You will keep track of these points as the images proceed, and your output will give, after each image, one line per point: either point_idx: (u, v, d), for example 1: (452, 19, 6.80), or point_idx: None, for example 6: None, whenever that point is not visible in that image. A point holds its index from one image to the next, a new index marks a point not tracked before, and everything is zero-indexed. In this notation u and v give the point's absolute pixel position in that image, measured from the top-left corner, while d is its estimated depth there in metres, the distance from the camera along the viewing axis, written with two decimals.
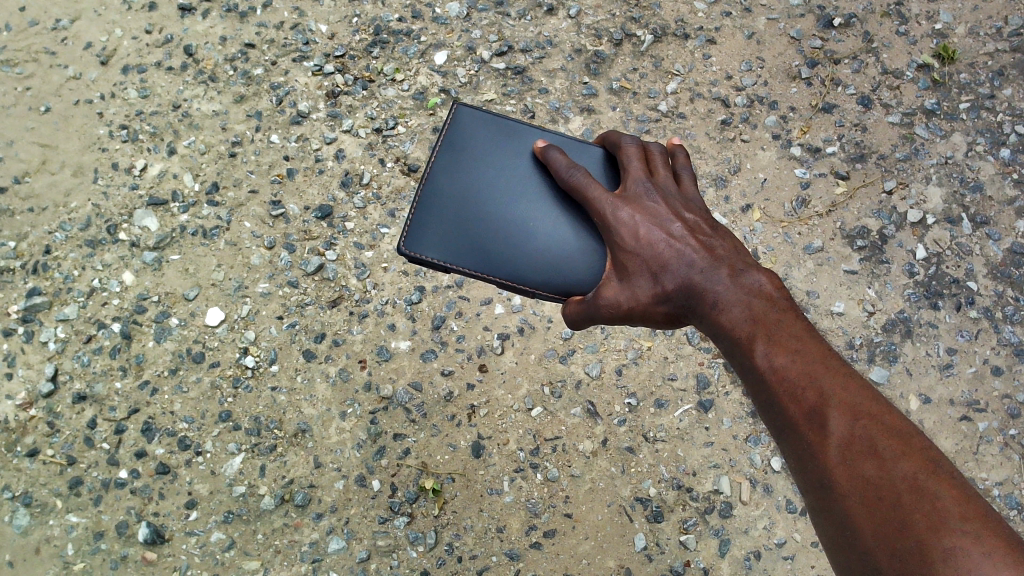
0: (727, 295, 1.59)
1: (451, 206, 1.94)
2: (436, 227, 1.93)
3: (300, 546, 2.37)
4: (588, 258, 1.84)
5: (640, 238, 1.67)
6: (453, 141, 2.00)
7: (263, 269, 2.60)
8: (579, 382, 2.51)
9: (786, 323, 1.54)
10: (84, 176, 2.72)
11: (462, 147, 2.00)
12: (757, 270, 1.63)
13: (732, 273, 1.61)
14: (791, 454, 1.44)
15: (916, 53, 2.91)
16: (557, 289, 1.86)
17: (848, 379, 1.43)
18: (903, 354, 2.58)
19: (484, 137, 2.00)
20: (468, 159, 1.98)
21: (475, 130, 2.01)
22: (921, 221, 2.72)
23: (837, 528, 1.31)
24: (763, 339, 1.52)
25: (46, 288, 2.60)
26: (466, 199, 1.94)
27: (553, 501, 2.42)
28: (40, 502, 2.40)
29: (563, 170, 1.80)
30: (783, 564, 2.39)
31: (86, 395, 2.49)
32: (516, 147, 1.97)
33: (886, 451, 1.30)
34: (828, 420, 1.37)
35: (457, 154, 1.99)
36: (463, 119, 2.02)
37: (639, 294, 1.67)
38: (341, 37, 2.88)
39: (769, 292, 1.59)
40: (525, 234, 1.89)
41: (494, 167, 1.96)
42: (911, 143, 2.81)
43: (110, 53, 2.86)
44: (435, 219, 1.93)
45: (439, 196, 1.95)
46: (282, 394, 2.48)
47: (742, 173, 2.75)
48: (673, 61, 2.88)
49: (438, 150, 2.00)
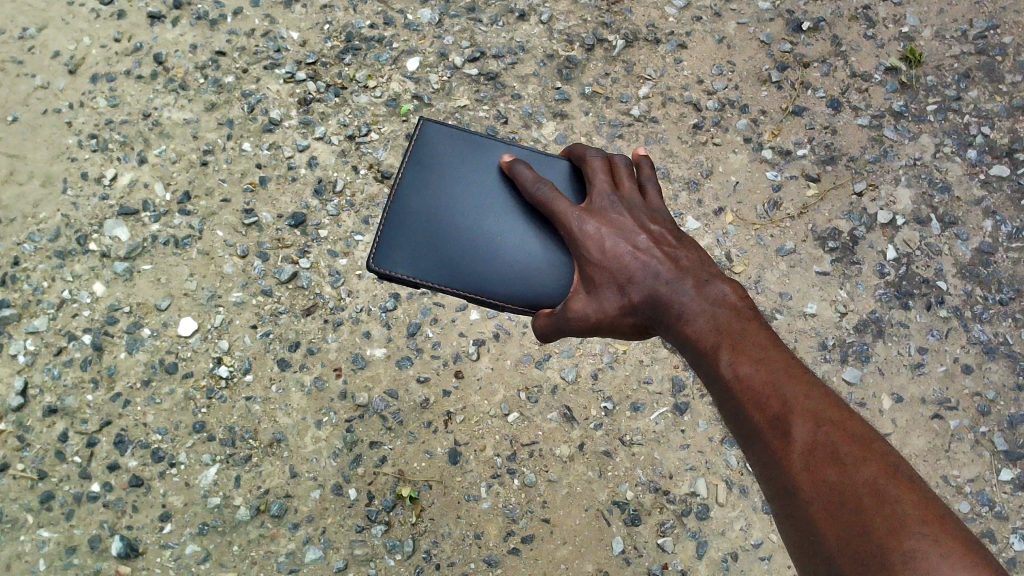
0: (691, 306, 1.61)
1: (420, 221, 1.93)
2: (405, 242, 1.92)
3: (276, 556, 2.35)
4: (557, 272, 1.86)
5: (606, 250, 1.67)
6: (420, 156, 2.00)
7: (236, 279, 2.59)
8: (555, 387, 2.52)
9: (749, 332, 1.55)
10: (52, 187, 2.69)
11: (430, 163, 1.99)
12: (721, 281, 1.65)
13: (697, 284, 1.63)
14: (756, 462, 1.45)
15: (884, 56, 2.95)
16: (526, 302, 1.87)
17: (810, 387, 1.44)
18: (875, 354, 2.60)
19: (452, 152, 2.00)
20: (436, 173, 1.98)
21: (442, 146, 2.01)
22: (891, 222, 2.75)
23: (801, 533, 1.32)
24: (728, 348, 1.54)
25: (15, 300, 2.57)
26: (434, 214, 1.94)
27: (530, 507, 2.41)
28: (10, 517, 2.36)
29: (530, 184, 1.81)
30: (760, 565, 2.40)
31: (56, 408, 2.46)
32: (483, 161, 1.98)
33: (848, 455, 1.31)
34: (791, 427, 1.39)
35: (425, 169, 1.99)
36: (430, 134, 2.02)
37: (606, 305, 1.68)
38: (312, 44, 2.87)
39: (733, 302, 1.61)
40: (494, 248, 1.90)
41: (461, 182, 1.96)
42: (880, 145, 2.84)
43: (78, 62, 2.83)
44: (404, 234, 1.93)
45: (408, 212, 1.94)
46: (257, 404, 2.46)
47: (714, 177, 2.77)
48: (645, 66, 2.90)
49: (406, 166, 1.99)
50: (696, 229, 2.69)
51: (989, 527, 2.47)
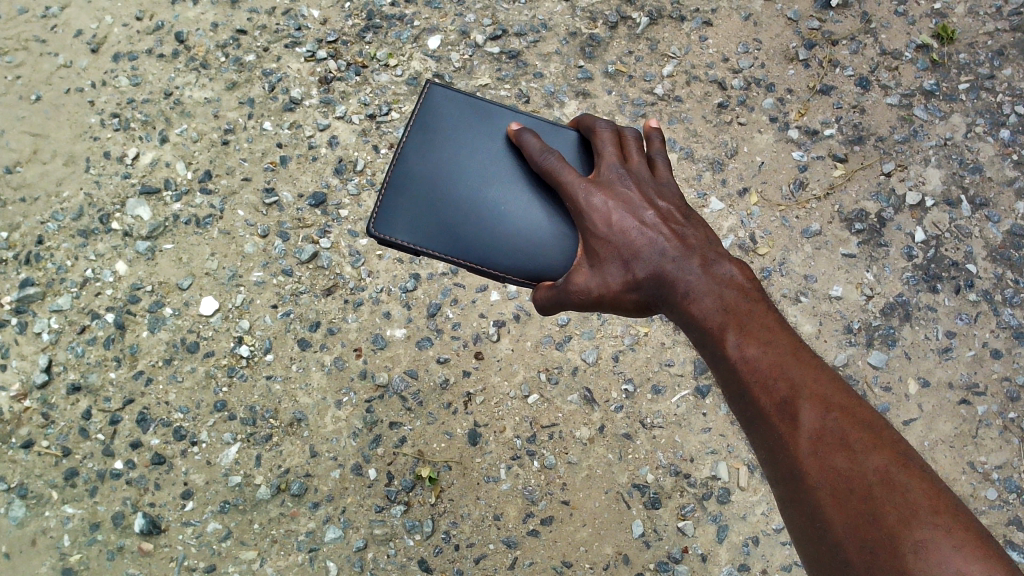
0: (698, 285, 1.58)
1: (423, 188, 1.91)
2: (407, 209, 1.90)
3: (296, 535, 2.36)
4: (560, 243, 1.83)
5: (613, 224, 1.64)
6: (425, 122, 1.97)
7: (257, 258, 2.58)
8: (576, 369, 2.50)
9: (757, 314, 1.53)
10: (75, 166, 2.70)
11: (434, 129, 1.97)
12: (728, 261, 1.62)
13: (704, 263, 1.60)
14: (761, 444, 1.43)
15: (915, 33, 2.88)
16: (527, 274, 1.85)
17: (818, 371, 1.42)
18: (901, 338, 2.56)
19: (457, 119, 1.98)
20: (440, 140, 1.96)
21: (447, 112, 1.99)
22: (920, 204, 2.69)
23: (806, 519, 1.30)
24: (735, 330, 1.51)
25: (39, 279, 2.58)
26: (437, 181, 1.91)
27: (550, 489, 2.41)
28: (36, 493, 2.39)
29: (538, 154, 1.77)
30: (781, 550, 2.38)
31: (80, 385, 2.48)
32: (490, 130, 1.95)
33: (857, 442, 1.29)
34: (799, 411, 1.37)
35: (429, 135, 1.96)
36: (436, 100, 2.00)
37: (609, 281, 1.65)
38: (333, 22, 2.85)
39: (740, 283, 1.58)
40: (498, 220, 1.87)
41: (465, 150, 1.94)
42: (910, 125, 2.78)
43: (101, 41, 2.83)
44: (406, 201, 1.91)
45: (411, 177, 1.92)
46: (277, 383, 2.47)
47: (739, 157, 2.72)
48: (669, 44, 2.85)
49: (410, 131, 1.97)
50: (720, 209, 2.65)
51: (1015, 514, 2.43)
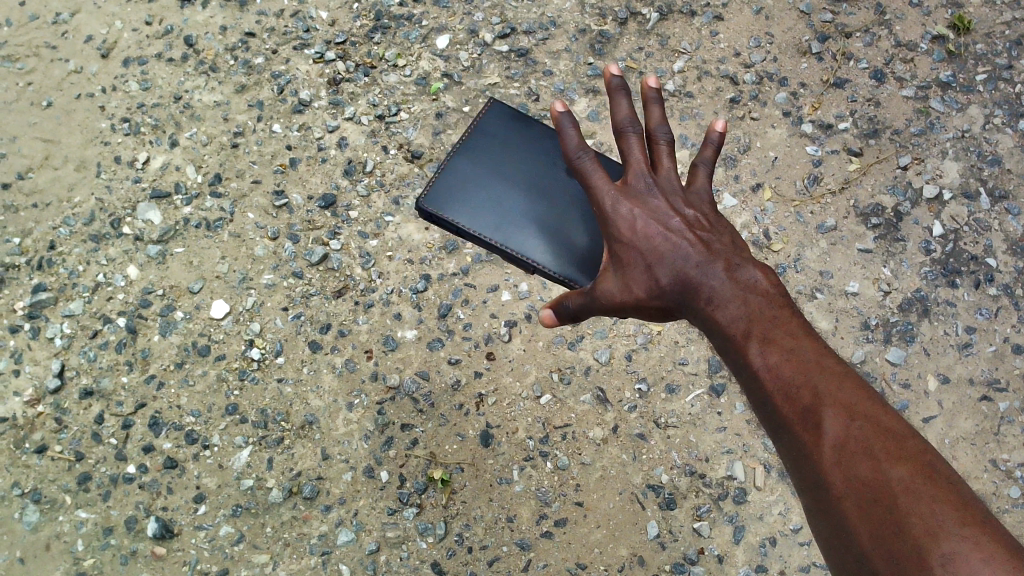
0: (723, 291, 1.55)
1: (475, 183, 2.11)
2: (458, 197, 2.09)
3: (308, 538, 2.34)
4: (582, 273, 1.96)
5: (638, 230, 1.62)
6: (484, 125, 2.20)
7: (267, 261, 2.58)
8: (588, 368, 2.47)
9: (781, 321, 1.50)
10: (86, 171, 2.70)
11: (490, 133, 2.19)
12: (753, 267, 1.59)
13: (729, 268, 1.57)
14: (786, 454, 1.40)
15: (930, 24, 2.83)
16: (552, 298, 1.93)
17: (842, 378, 1.39)
18: (920, 333, 2.51)
19: (509, 129, 2.19)
20: (493, 142, 2.17)
21: (500, 122, 2.21)
22: (937, 197, 2.65)
23: (832, 529, 1.27)
24: (758, 338, 1.48)
25: (51, 284, 2.59)
26: (487, 179, 2.11)
27: (563, 490, 2.38)
28: (49, 498, 2.38)
29: (573, 151, 1.71)
30: (799, 550, 2.34)
31: (92, 390, 2.48)
32: (539, 139, 2.17)
33: (882, 451, 1.26)
34: (823, 420, 1.34)
35: (486, 136, 2.18)
36: (495, 111, 2.23)
37: (634, 287, 1.63)
38: (341, 23, 2.85)
39: (765, 289, 1.55)
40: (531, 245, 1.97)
41: (507, 178, 2.12)
42: (926, 117, 2.73)
43: (111, 46, 2.84)
44: (459, 192, 2.10)
45: (464, 170, 2.13)
46: (289, 386, 2.46)
47: (752, 153, 2.68)
48: (680, 39, 2.82)
49: (469, 132, 2.19)
50: (733, 206, 2.62)
51: None
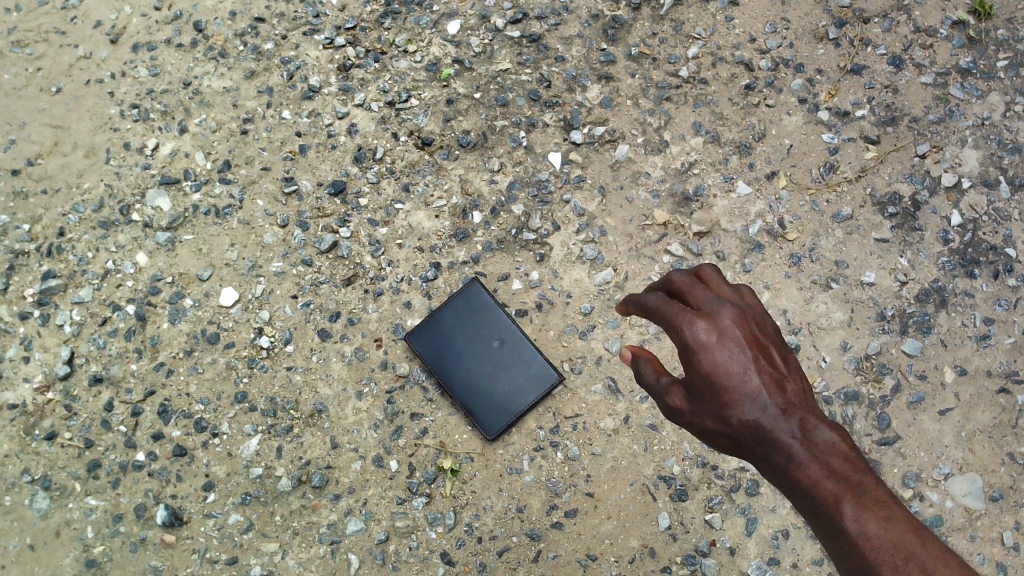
0: (806, 450, 1.32)
1: (445, 342, 2.45)
2: (432, 335, 2.45)
3: (317, 527, 2.34)
4: (496, 429, 2.37)
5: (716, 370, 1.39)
6: (462, 309, 2.47)
7: (277, 248, 2.57)
8: (600, 358, 2.45)
9: (874, 484, 1.27)
10: (95, 158, 2.69)
11: (466, 319, 2.47)
12: (836, 425, 1.36)
13: (811, 424, 1.35)
14: None
15: (951, 9, 2.77)
16: (469, 404, 2.40)
17: (946, 556, 1.18)
18: (937, 325, 2.48)
19: (477, 339, 2.46)
20: (464, 326, 2.46)
21: (476, 337, 2.46)
22: (956, 186, 2.60)
23: None
24: (851, 499, 1.25)
25: (60, 271, 2.58)
26: (457, 351, 2.45)
27: (574, 481, 2.36)
28: (59, 485, 2.38)
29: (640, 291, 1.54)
30: (812, 543, 2.32)
31: (102, 377, 2.47)
32: (502, 337, 2.45)
33: None
34: None
35: (462, 318, 2.47)
36: (474, 300, 2.47)
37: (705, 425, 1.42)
38: (351, 8, 2.81)
39: (851, 452, 1.31)
40: (467, 391, 2.41)
41: (478, 331, 2.46)
42: (945, 104, 2.68)
43: (120, 31, 2.82)
44: (431, 351, 2.44)
45: (438, 329, 2.45)
46: (298, 374, 2.45)
47: (767, 140, 2.65)
48: (694, 25, 2.78)
49: (450, 305, 2.47)
50: (748, 194, 2.59)
51: None
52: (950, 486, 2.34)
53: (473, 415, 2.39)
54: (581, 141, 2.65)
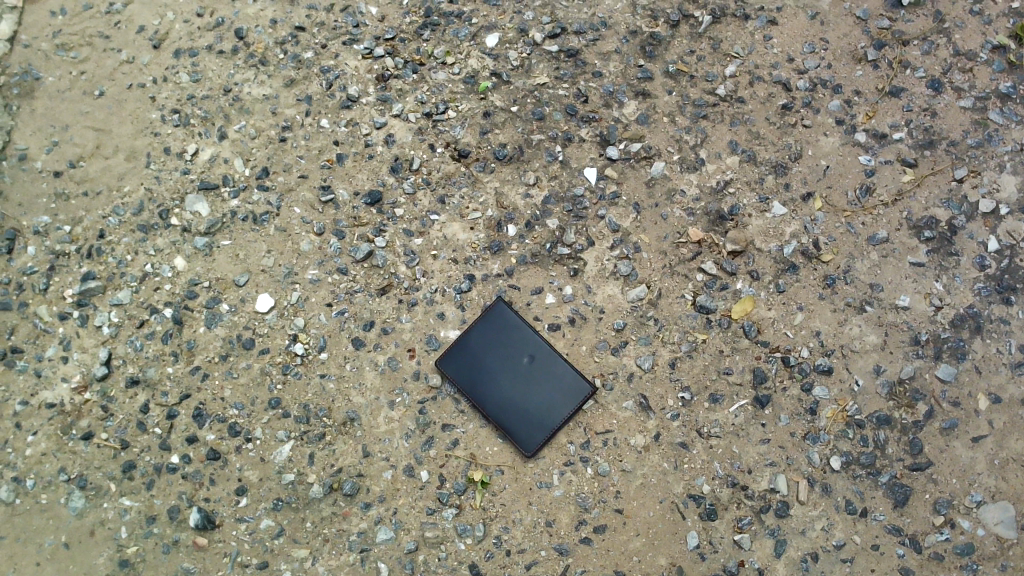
0: None
1: (474, 362, 2.46)
2: (460, 357, 2.46)
3: (347, 535, 2.36)
4: (532, 445, 2.39)
5: None
6: (489, 329, 2.49)
7: (313, 256, 2.59)
8: (631, 375, 2.46)
9: None
10: (136, 162, 2.73)
11: (492, 337, 2.48)
12: None
13: None
14: None
15: (991, 34, 2.77)
16: (504, 421, 2.41)
17: None
18: (972, 351, 2.46)
19: (506, 356, 2.47)
20: (492, 344, 2.48)
21: (504, 354, 2.47)
22: (994, 212, 2.59)
23: None
24: None
25: (100, 272, 2.62)
26: (486, 370, 2.46)
27: (603, 496, 2.37)
28: (95, 485, 2.41)
29: None
30: (842, 567, 2.31)
31: (138, 379, 2.50)
32: (530, 352, 2.46)
33: None
34: None
35: (488, 337, 2.48)
36: (501, 319, 2.49)
37: None
38: (391, 19, 2.85)
39: None
40: (500, 409, 2.42)
41: (505, 349, 2.47)
42: (984, 129, 2.67)
43: (162, 37, 2.86)
44: (459, 372, 2.45)
45: (465, 349, 2.47)
46: (331, 382, 2.48)
47: (803, 161, 2.65)
48: (732, 43, 2.79)
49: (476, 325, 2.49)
50: (783, 214, 2.59)
51: None
52: (982, 514, 2.33)
53: (508, 432, 2.40)
54: (617, 157, 2.66)
